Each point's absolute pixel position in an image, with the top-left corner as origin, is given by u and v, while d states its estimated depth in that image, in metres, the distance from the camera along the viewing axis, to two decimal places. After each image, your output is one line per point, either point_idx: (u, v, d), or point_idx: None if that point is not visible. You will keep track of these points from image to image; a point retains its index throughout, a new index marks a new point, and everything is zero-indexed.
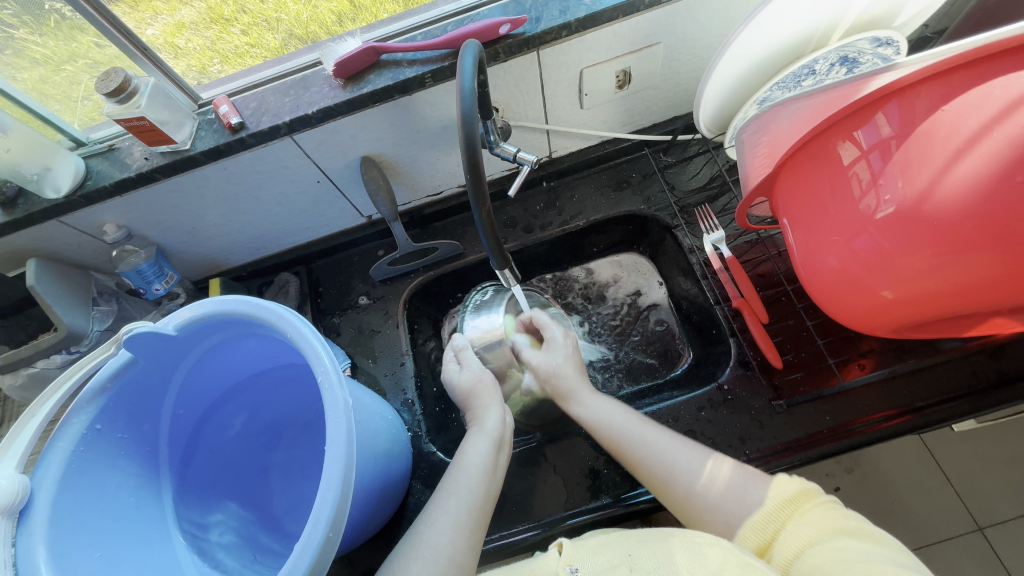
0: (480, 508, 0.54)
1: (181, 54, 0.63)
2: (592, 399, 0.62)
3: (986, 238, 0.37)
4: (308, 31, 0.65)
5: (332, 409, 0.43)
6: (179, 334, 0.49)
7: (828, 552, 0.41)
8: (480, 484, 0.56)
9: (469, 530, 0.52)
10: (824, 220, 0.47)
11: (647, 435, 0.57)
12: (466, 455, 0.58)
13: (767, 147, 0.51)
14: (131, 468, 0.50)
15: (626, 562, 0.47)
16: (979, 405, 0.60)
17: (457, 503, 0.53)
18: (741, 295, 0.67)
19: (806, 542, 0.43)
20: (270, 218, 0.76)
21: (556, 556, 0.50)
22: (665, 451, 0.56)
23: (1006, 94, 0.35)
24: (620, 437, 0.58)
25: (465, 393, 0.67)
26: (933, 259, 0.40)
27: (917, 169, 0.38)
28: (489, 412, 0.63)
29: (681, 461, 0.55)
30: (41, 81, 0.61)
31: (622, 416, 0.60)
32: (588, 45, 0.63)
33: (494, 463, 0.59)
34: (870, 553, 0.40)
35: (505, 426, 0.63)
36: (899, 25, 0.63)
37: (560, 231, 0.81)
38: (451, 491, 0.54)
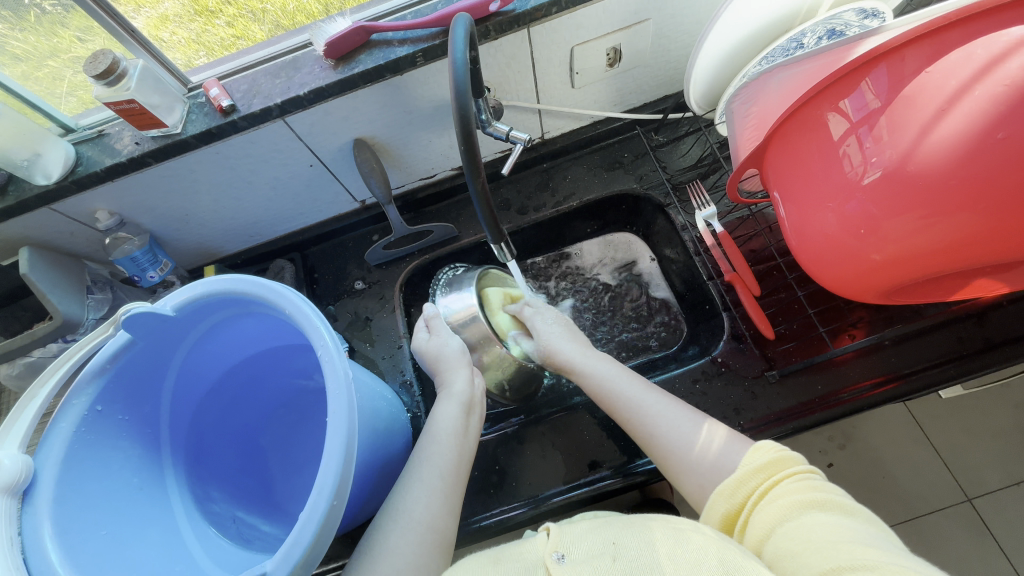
0: (453, 473, 0.57)
1: (166, 47, 0.62)
2: (595, 366, 0.66)
3: (969, 196, 0.38)
4: (294, 21, 0.65)
5: (333, 381, 0.43)
6: (177, 315, 0.49)
7: (795, 524, 0.42)
8: (452, 449, 0.59)
9: (444, 493, 0.55)
10: (814, 187, 0.47)
11: (642, 397, 0.60)
12: (436, 422, 0.61)
13: (757, 117, 0.52)
14: (132, 449, 0.51)
15: (610, 550, 0.47)
16: (964, 371, 0.62)
17: (429, 471, 0.56)
18: (732, 269, 0.68)
19: (776, 518, 0.44)
20: (263, 203, 0.76)
21: (543, 540, 0.51)
22: (653, 412, 0.59)
23: (986, 53, 0.35)
24: (617, 397, 0.61)
25: (433, 359, 0.69)
26: (918, 220, 0.41)
27: (901, 130, 0.39)
28: (458, 374, 0.66)
29: (676, 424, 0.57)
30: (22, 78, 0.61)
31: (620, 377, 0.63)
32: (578, 22, 0.63)
33: (464, 427, 0.62)
34: (837, 525, 0.41)
35: (472, 387, 0.66)
36: None
37: (554, 212, 0.82)
38: (425, 458, 0.57)
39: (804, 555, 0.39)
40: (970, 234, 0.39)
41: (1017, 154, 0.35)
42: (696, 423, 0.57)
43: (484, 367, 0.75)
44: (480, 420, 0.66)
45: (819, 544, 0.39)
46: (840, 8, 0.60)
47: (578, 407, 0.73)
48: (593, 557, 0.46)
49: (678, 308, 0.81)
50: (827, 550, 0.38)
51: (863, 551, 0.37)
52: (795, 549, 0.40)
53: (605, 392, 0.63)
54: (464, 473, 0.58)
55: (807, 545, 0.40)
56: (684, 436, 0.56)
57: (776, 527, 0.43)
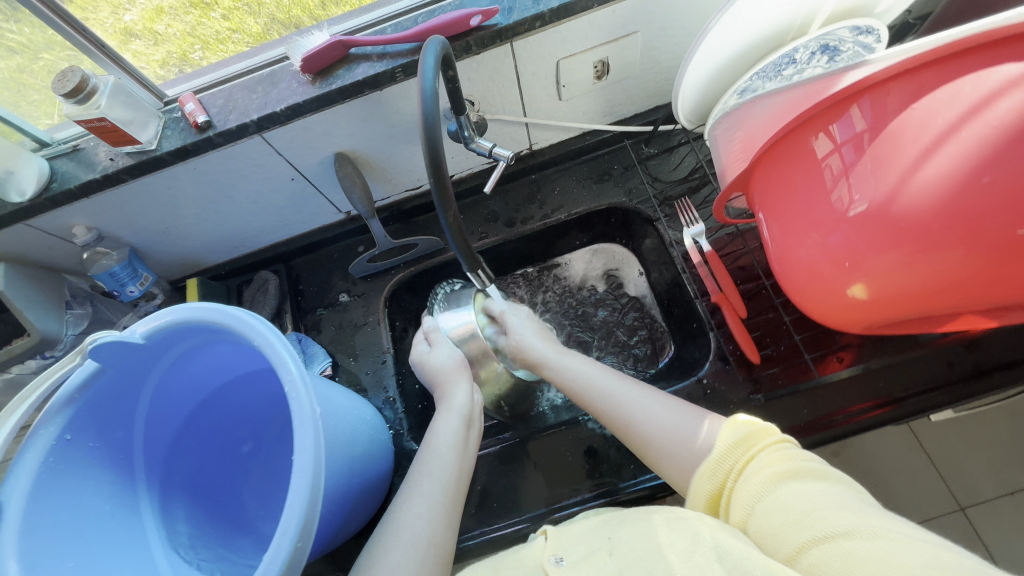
0: (453, 485, 0.55)
1: (161, 40, 0.61)
2: (566, 359, 0.67)
3: (957, 236, 0.36)
4: (291, 14, 0.63)
5: (299, 419, 0.42)
6: (146, 342, 0.48)
7: (774, 496, 0.42)
8: (452, 461, 0.57)
9: (444, 507, 0.53)
10: (798, 217, 0.46)
11: (615, 387, 0.60)
12: (436, 434, 0.60)
13: (742, 142, 0.50)
14: (105, 476, 0.50)
15: (606, 546, 0.47)
16: (955, 397, 0.61)
17: (430, 484, 0.54)
18: (719, 289, 0.67)
19: (754, 494, 0.44)
20: (246, 215, 0.75)
21: (542, 544, 0.52)
22: (625, 403, 0.58)
23: (974, 93, 0.34)
24: (590, 389, 0.62)
25: (433, 372, 0.70)
26: (900, 259, 0.40)
27: (885, 169, 0.38)
28: (458, 386, 0.66)
29: (652, 412, 0.57)
30: (18, 69, 0.59)
31: (595, 372, 0.64)
32: (563, 36, 0.61)
33: (464, 439, 0.61)
34: (815, 490, 0.41)
35: (472, 401, 0.65)
36: (880, 12, 0.62)
37: (541, 225, 0.81)
38: (423, 471, 0.56)
39: (790, 529, 0.39)
40: (954, 275, 0.38)
41: (1004, 199, 0.34)
42: (698, 420, 0.54)
43: (482, 382, 0.78)
44: (479, 434, 0.66)
45: (802, 515, 0.39)
46: (835, 25, 0.58)
47: (562, 427, 0.73)
48: (588, 556, 0.47)
49: (665, 324, 0.80)
50: (809, 521, 0.38)
51: (845, 516, 0.37)
52: (779, 522, 0.40)
53: (579, 389, 0.63)
54: (463, 487, 0.57)
55: (789, 516, 0.40)
56: (663, 420, 0.55)
57: (757, 500, 0.43)
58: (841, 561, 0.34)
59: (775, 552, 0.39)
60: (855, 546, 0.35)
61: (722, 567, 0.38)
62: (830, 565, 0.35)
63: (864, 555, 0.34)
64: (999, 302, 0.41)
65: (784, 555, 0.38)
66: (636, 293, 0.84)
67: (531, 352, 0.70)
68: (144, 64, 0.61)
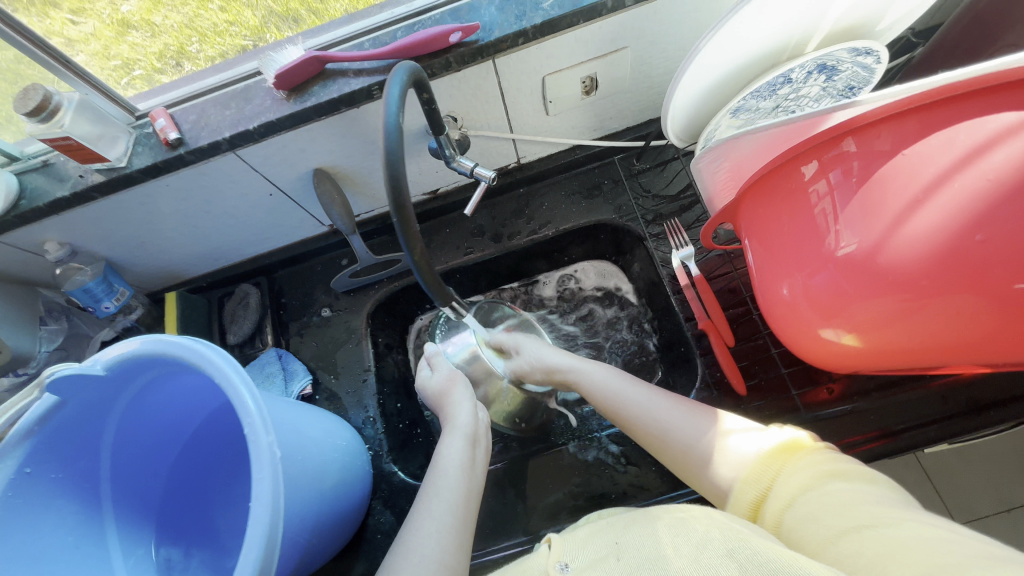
0: (463, 506, 0.54)
1: (158, 32, 0.58)
2: (588, 367, 0.66)
3: (951, 288, 0.34)
4: (289, 7, 0.60)
5: (256, 463, 0.40)
6: (108, 373, 0.47)
7: (813, 489, 0.40)
8: (460, 481, 0.56)
9: (454, 529, 0.51)
10: (785, 253, 0.44)
11: (633, 393, 0.59)
12: (442, 456, 0.59)
13: (731, 171, 0.48)
14: (69, 507, 0.49)
15: (614, 551, 0.45)
16: (951, 432, 0.58)
17: (438, 505, 0.53)
18: (708, 315, 0.65)
19: (797, 489, 0.41)
20: (225, 229, 0.73)
21: (545, 552, 0.49)
22: (645, 410, 0.57)
23: (969, 140, 0.32)
24: (608, 396, 0.61)
25: (437, 394, 0.70)
26: (884, 311, 0.38)
27: (872, 217, 0.36)
28: (460, 408, 0.65)
29: (672, 418, 0.55)
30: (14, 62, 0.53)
31: (612, 378, 0.62)
32: (549, 52, 0.59)
33: (470, 458, 0.60)
34: (859, 490, 0.39)
35: (476, 419, 0.65)
36: (881, 30, 0.59)
37: (529, 241, 0.79)
38: (431, 492, 0.54)
39: (827, 520, 0.37)
40: (942, 328, 0.37)
41: (999, 256, 0.31)
42: (703, 421, 0.54)
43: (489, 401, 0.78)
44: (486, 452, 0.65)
45: (843, 509, 0.37)
46: (833, 46, 0.55)
47: (555, 451, 0.72)
48: (597, 562, 0.45)
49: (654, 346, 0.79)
50: (849, 515, 0.37)
51: (887, 512, 0.36)
52: (816, 515, 0.39)
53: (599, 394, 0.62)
54: (472, 512, 0.55)
55: (828, 509, 0.38)
56: (691, 425, 0.54)
57: (794, 495, 0.41)
58: (875, 549, 0.33)
59: (806, 542, 0.38)
60: (892, 537, 0.33)
61: (734, 562, 0.37)
62: (864, 552, 0.33)
63: (901, 544, 0.32)
64: (992, 356, 0.38)
65: (814, 544, 0.37)
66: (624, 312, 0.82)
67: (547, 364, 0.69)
68: (141, 55, 0.59)
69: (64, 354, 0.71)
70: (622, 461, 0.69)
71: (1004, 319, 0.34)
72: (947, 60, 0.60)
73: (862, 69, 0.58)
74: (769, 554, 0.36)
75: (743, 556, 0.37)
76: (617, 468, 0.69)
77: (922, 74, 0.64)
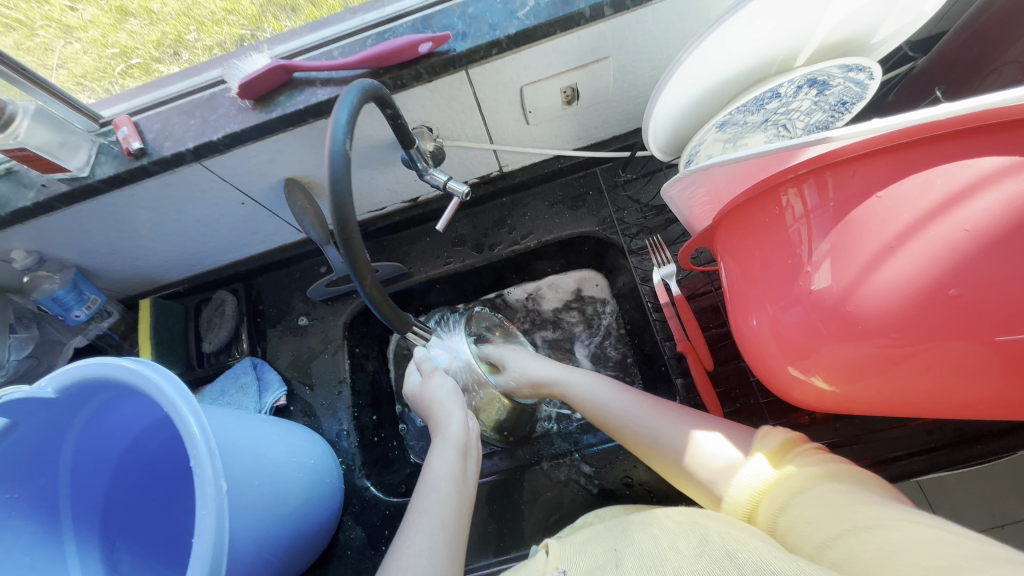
0: (456, 521, 0.50)
1: (158, 20, 0.59)
2: (576, 375, 0.62)
3: (929, 334, 0.33)
4: None
5: (200, 498, 0.39)
6: (60, 395, 0.46)
7: (807, 493, 0.39)
8: (452, 494, 0.52)
9: (448, 545, 0.47)
10: (759, 286, 0.41)
11: (621, 399, 0.57)
12: (431, 468, 0.55)
13: (706, 196, 0.46)
14: (25, 526, 0.48)
15: (612, 557, 0.43)
16: (935, 465, 0.56)
17: (430, 520, 0.49)
18: (688, 337, 0.63)
19: (789, 493, 0.40)
20: (199, 237, 0.72)
21: (543, 559, 0.46)
22: (634, 415, 0.55)
23: (948, 185, 0.31)
24: (599, 406, 0.58)
25: (427, 402, 0.64)
26: (850, 360, 0.36)
27: (847, 257, 0.35)
28: (452, 417, 0.60)
29: (658, 424, 0.53)
30: (14, 47, 0.53)
31: (599, 385, 0.60)
32: (525, 62, 0.56)
33: (462, 471, 0.55)
34: (851, 491, 0.38)
35: (467, 431, 0.60)
36: (876, 43, 0.56)
37: (511, 251, 0.77)
38: (423, 510, 0.50)
39: (824, 522, 0.36)
40: (907, 383, 0.35)
41: (969, 313, 0.31)
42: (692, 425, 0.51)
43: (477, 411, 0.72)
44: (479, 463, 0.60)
45: (838, 511, 0.36)
46: (825, 63, 0.52)
47: (535, 468, 0.71)
48: (595, 570, 0.42)
49: (633, 360, 0.79)
50: (845, 515, 0.35)
51: (883, 512, 0.34)
52: (813, 518, 0.37)
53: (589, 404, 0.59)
54: (466, 524, 0.52)
55: (820, 512, 0.37)
56: (668, 426, 0.52)
57: (788, 499, 0.40)
58: (873, 551, 0.31)
59: (804, 546, 0.36)
60: (888, 537, 0.32)
61: (733, 564, 0.34)
62: (862, 554, 0.32)
63: (898, 543, 0.31)
64: (952, 415, 0.38)
65: (811, 548, 0.35)
66: (605, 325, 0.82)
67: (536, 379, 0.65)
68: (139, 44, 0.59)
69: (37, 363, 0.70)
70: (594, 482, 0.68)
71: (967, 378, 0.33)
72: (947, 74, 0.57)
73: (853, 85, 0.55)
74: (769, 559, 0.33)
75: (741, 560, 0.34)
76: (590, 489, 0.68)
77: (920, 87, 0.60)
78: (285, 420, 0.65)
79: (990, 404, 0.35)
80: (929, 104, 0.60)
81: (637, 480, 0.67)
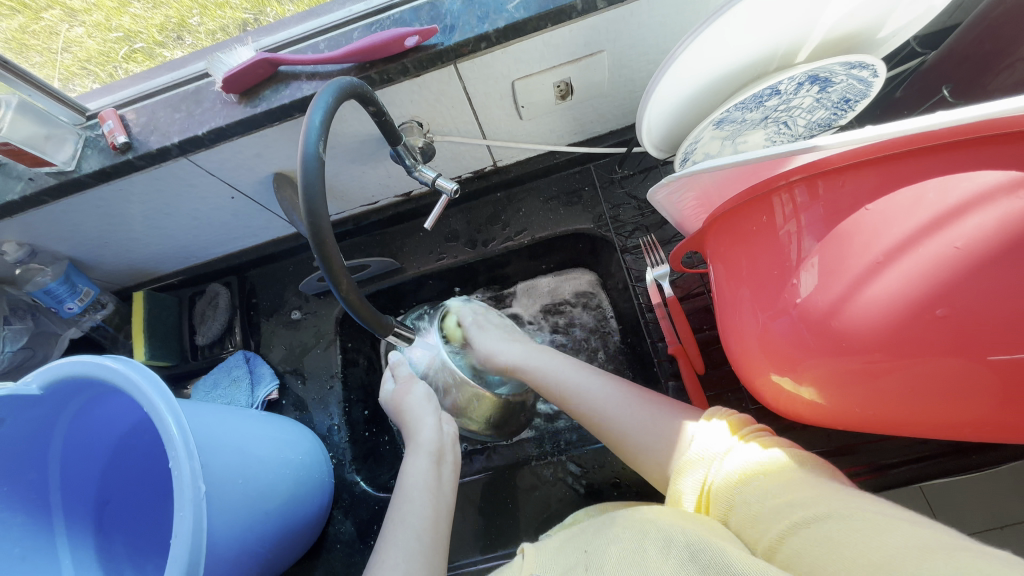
0: (430, 529, 0.51)
1: (159, 3, 0.57)
2: (549, 363, 0.62)
3: (918, 352, 0.31)
4: None
5: (178, 499, 0.39)
6: (44, 392, 0.46)
7: (754, 487, 0.39)
8: (427, 503, 0.53)
9: (422, 554, 0.48)
10: (747, 294, 0.40)
11: (582, 381, 0.57)
12: (405, 478, 0.56)
13: (697, 199, 0.44)
14: (15, 517, 0.49)
15: (582, 560, 0.42)
16: (929, 474, 0.55)
17: (404, 532, 0.50)
18: (679, 339, 0.62)
19: (737, 484, 0.40)
20: (191, 230, 0.72)
21: (519, 563, 0.47)
22: (595, 402, 0.55)
23: (940, 200, 0.30)
24: (561, 388, 0.59)
25: (397, 407, 0.65)
26: (834, 375, 0.35)
27: (836, 268, 0.33)
28: (423, 423, 0.61)
29: (620, 409, 0.53)
30: (20, 31, 0.54)
31: (564, 367, 0.61)
32: (516, 56, 0.54)
33: (436, 479, 0.56)
34: (795, 480, 0.38)
35: (440, 435, 0.61)
36: (883, 37, 0.53)
37: (504, 248, 0.76)
38: (397, 519, 0.51)
39: (771, 518, 0.35)
40: (894, 401, 0.34)
41: (957, 334, 0.30)
42: (658, 411, 0.51)
43: (461, 411, 0.71)
44: (455, 469, 0.61)
45: (783, 506, 0.36)
46: (828, 59, 0.50)
47: (527, 466, 0.71)
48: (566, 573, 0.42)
49: (626, 358, 0.78)
50: (792, 508, 0.35)
51: (825, 502, 0.34)
52: (762, 513, 0.37)
53: (554, 387, 0.60)
54: (443, 532, 0.52)
55: (769, 505, 0.37)
56: (633, 413, 0.52)
57: (737, 493, 0.40)
58: (821, 549, 0.30)
59: (757, 545, 0.35)
60: (835, 533, 0.31)
61: (695, 566, 0.34)
62: (808, 552, 0.31)
63: (843, 540, 0.30)
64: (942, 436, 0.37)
65: (763, 548, 0.34)
66: (601, 322, 0.81)
67: (502, 362, 0.67)
68: (142, 27, 0.58)
69: (32, 353, 0.71)
70: (582, 481, 0.68)
71: (955, 399, 0.32)
72: (957, 72, 0.54)
73: (857, 82, 0.53)
74: (733, 558, 0.33)
75: (704, 560, 0.34)
76: (576, 488, 0.68)
77: (929, 84, 0.58)
78: (273, 415, 0.66)
79: (983, 425, 0.34)
80: (937, 102, 0.57)
81: (625, 481, 0.66)
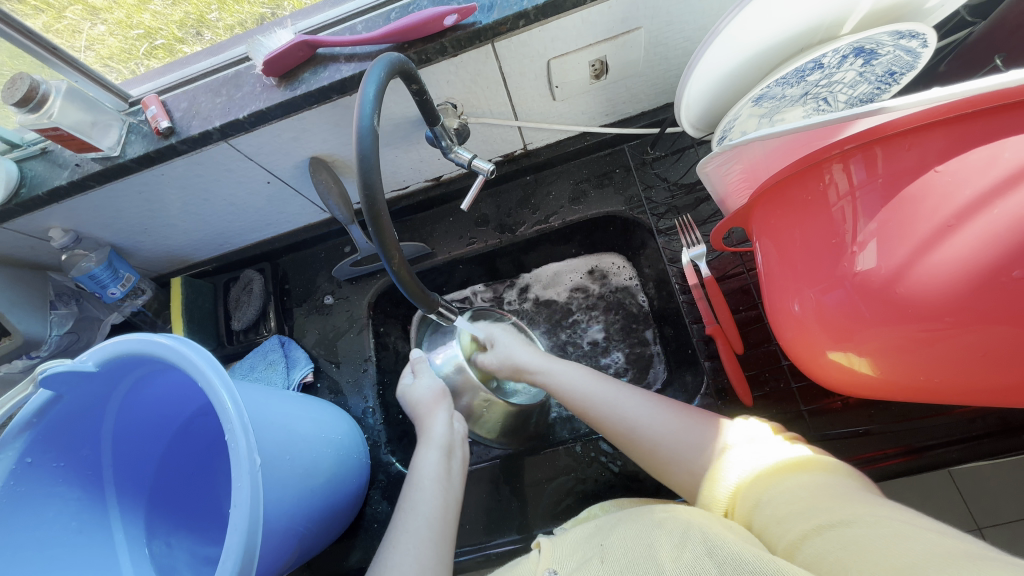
0: (441, 519, 0.51)
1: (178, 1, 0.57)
2: (559, 366, 0.61)
3: (988, 316, 0.31)
4: None
5: (235, 469, 0.40)
6: (100, 369, 0.47)
7: (779, 489, 0.39)
8: (437, 494, 0.53)
9: (432, 541, 0.49)
10: (797, 270, 0.40)
11: (616, 394, 0.54)
12: (415, 469, 0.56)
13: (747, 172, 0.44)
14: (72, 493, 0.50)
15: (598, 553, 0.42)
16: (976, 454, 0.54)
17: (415, 521, 0.50)
18: (716, 319, 0.61)
19: (761, 489, 0.40)
20: (227, 217, 0.73)
21: (535, 558, 0.46)
22: (627, 411, 0.53)
23: (1014, 159, 0.29)
24: (584, 402, 0.56)
25: (414, 402, 0.65)
26: (892, 345, 0.35)
27: (900, 237, 0.33)
28: (434, 417, 0.62)
29: (649, 419, 0.51)
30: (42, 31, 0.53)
31: (586, 381, 0.57)
32: (553, 35, 0.54)
33: (446, 470, 0.56)
34: (832, 485, 0.38)
35: (451, 430, 0.61)
36: (932, 6, 0.52)
37: (534, 232, 0.76)
38: (408, 509, 0.52)
39: (793, 518, 0.35)
40: (953, 370, 0.34)
41: None
42: (690, 422, 0.49)
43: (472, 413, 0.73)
44: (464, 462, 0.61)
45: (806, 508, 0.36)
46: (874, 29, 0.48)
47: (564, 445, 0.71)
48: (583, 568, 0.42)
49: (658, 343, 0.78)
50: (817, 513, 0.34)
51: (845, 508, 0.34)
52: (786, 514, 0.37)
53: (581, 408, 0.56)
54: (452, 521, 0.53)
55: (791, 508, 0.37)
56: (666, 424, 0.50)
57: (761, 495, 0.40)
58: (841, 550, 0.30)
59: (777, 543, 0.35)
60: (857, 535, 0.31)
61: (712, 562, 0.34)
62: (827, 555, 0.31)
63: (865, 542, 0.30)
64: (1005, 403, 0.36)
65: (784, 546, 0.34)
66: (629, 307, 0.81)
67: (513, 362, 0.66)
68: (162, 24, 0.58)
69: (76, 337, 0.74)
70: (617, 462, 0.68)
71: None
72: (1009, 41, 0.52)
73: (904, 52, 0.52)
74: (749, 556, 0.33)
75: (720, 556, 0.34)
76: (611, 468, 0.68)
77: (980, 55, 0.56)
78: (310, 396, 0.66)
79: None
80: (990, 72, 0.55)
81: None
